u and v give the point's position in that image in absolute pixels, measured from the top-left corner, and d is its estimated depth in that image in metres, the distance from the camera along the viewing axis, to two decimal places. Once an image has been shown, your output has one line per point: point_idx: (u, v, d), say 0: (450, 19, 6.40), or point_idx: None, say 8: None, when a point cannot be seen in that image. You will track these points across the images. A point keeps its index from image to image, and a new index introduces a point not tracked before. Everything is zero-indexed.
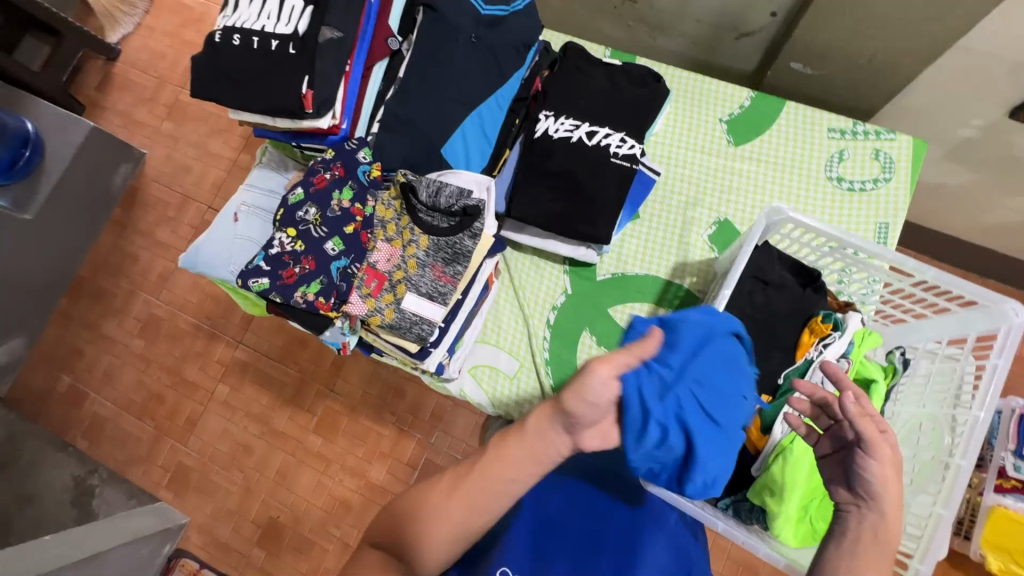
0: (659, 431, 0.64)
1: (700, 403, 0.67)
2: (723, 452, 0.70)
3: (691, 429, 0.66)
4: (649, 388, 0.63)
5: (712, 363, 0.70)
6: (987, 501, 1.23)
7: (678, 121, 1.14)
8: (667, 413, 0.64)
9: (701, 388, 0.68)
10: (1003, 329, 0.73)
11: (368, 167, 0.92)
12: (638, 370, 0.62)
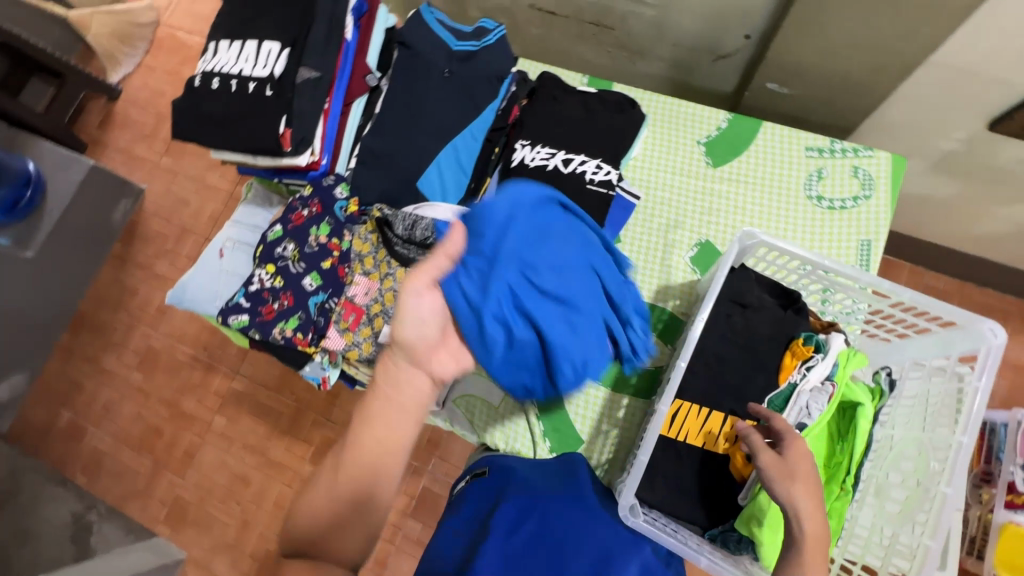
0: (500, 327, 0.66)
1: (533, 284, 0.68)
2: (579, 332, 0.70)
3: (532, 314, 0.67)
4: (468, 286, 0.65)
5: (531, 243, 0.69)
6: (1001, 518, 1.24)
7: (656, 144, 1.15)
8: (502, 306, 0.66)
9: (530, 269, 0.68)
10: (982, 350, 0.73)
11: (346, 202, 0.94)
12: (454, 272, 0.65)
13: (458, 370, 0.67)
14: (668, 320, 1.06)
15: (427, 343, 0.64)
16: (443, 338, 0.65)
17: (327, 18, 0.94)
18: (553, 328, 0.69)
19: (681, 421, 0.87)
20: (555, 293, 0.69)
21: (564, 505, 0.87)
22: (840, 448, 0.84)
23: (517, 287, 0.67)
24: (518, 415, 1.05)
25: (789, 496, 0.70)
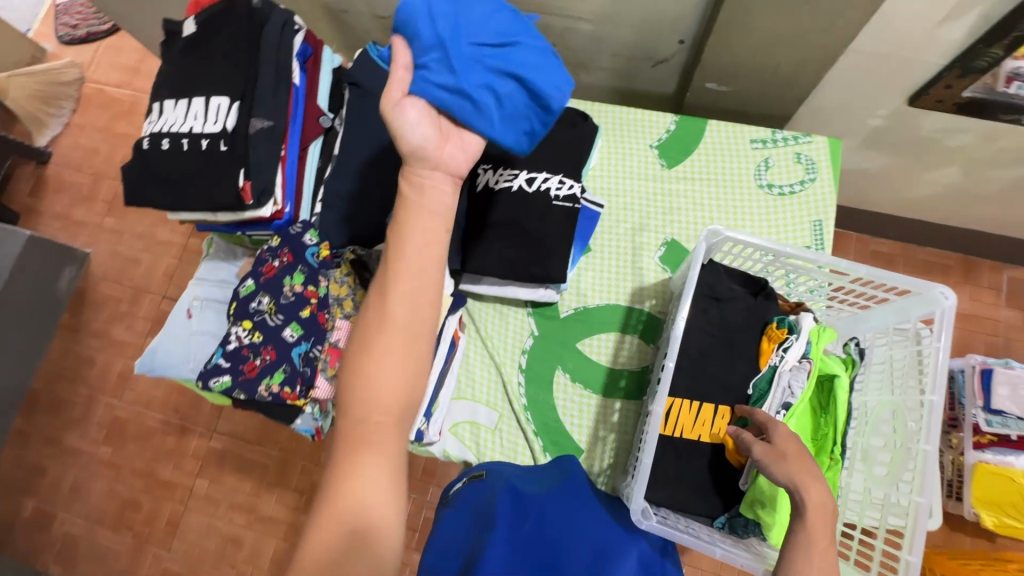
0: (485, 92, 0.70)
1: (485, 44, 0.71)
2: (543, 64, 0.72)
3: (499, 67, 0.70)
4: (434, 76, 0.69)
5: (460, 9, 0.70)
6: (972, 459, 1.36)
7: (612, 152, 1.19)
8: (474, 72, 0.70)
9: (472, 27, 0.71)
10: (938, 312, 0.78)
11: (317, 248, 0.93)
12: (419, 75, 0.69)
13: (471, 157, 0.72)
14: (647, 319, 1.09)
15: (430, 141, 0.69)
16: (441, 134, 0.70)
17: (274, 68, 0.94)
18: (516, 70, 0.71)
19: (675, 416, 0.90)
20: (495, 38, 0.71)
21: (561, 505, 0.86)
22: (823, 420, 0.88)
23: (470, 45, 0.70)
24: (515, 433, 1.07)
25: (785, 476, 0.73)
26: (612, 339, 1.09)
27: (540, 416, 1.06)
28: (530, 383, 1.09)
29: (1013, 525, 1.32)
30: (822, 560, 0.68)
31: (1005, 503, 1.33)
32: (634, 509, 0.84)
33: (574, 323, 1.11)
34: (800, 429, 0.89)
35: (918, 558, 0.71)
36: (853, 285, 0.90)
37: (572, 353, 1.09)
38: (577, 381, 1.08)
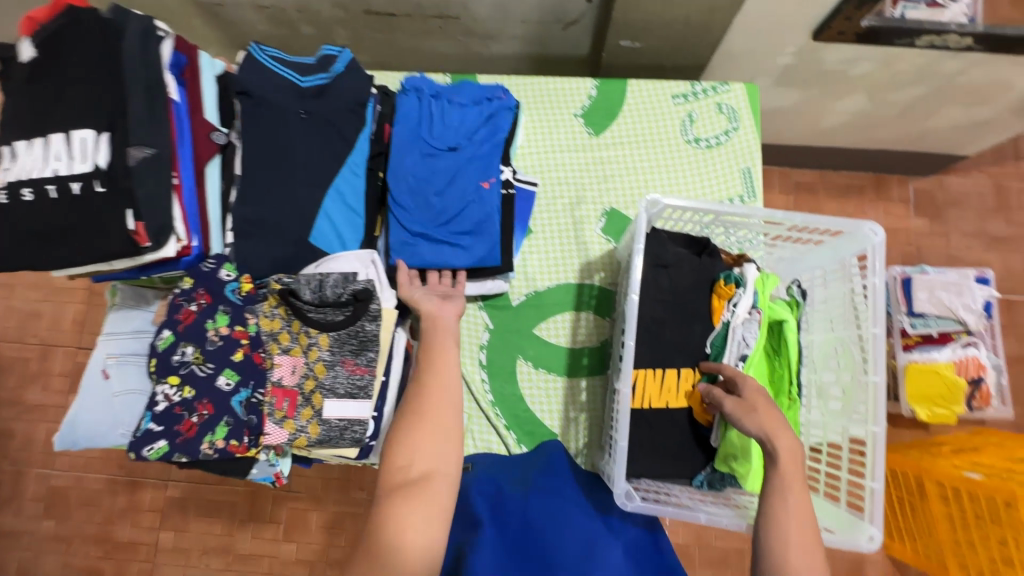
0: (456, 235, 0.95)
1: (438, 202, 0.94)
2: (480, 192, 0.96)
3: (455, 212, 0.94)
4: (423, 248, 0.94)
5: (408, 189, 0.94)
6: (903, 362, 1.47)
7: (537, 127, 1.14)
8: (443, 228, 0.94)
9: (423, 196, 0.94)
10: (870, 249, 0.83)
11: (237, 283, 0.83)
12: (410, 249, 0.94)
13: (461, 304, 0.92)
14: (599, 293, 1.08)
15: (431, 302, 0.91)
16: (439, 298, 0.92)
17: (144, 86, 0.81)
18: (471, 224, 0.95)
19: (641, 388, 0.90)
20: (445, 199, 0.94)
21: (548, 499, 0.85)
22: (777, 363, 0.92)
23: (431, 211, 0.94)
24: (486, 431, 1.04)
25: (755, 427, 0.75)
26: (568, 319, 1.07)
27: (509, 409, 1.04)
28: (494, 378, 1.06)
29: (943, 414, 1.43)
30: (798, 499, 0.71)
31: (934, 396, 1.43)
32: (618, 493, 0.83)
33: (527, 310, 1.08)
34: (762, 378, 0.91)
35: (880, 484, 0.76)
36: (790, 231, 0.92)
37: (530, 340, 1.07)
38: (540, 366, 1.06)
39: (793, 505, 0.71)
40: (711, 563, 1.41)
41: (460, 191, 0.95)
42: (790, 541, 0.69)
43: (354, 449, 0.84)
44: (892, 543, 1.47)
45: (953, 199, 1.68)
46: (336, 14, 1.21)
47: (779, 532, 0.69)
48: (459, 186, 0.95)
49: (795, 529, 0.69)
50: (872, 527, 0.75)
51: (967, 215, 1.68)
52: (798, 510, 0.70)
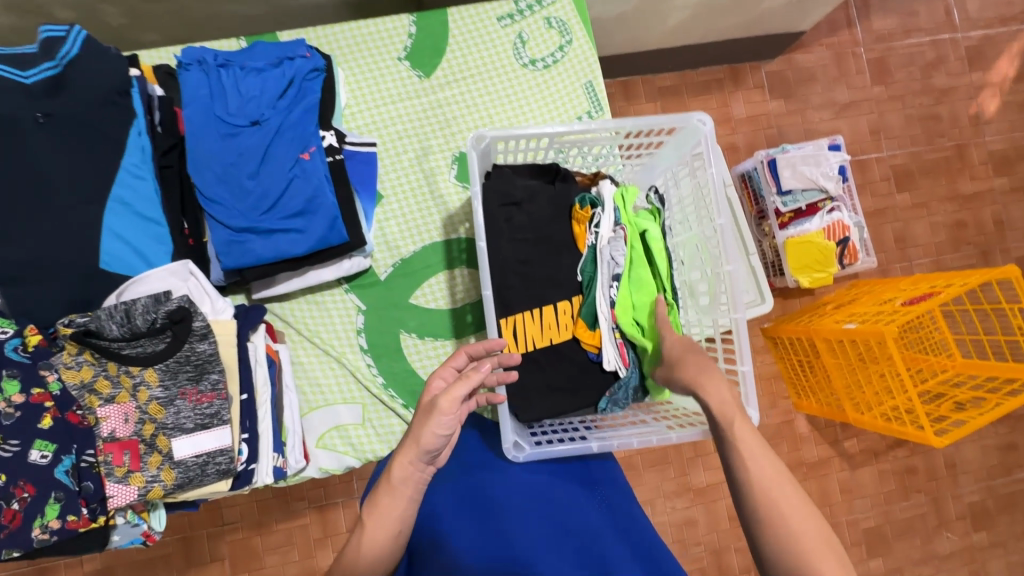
0: (287, 222, 0.84)
1: (255, 190, 0.83)
2: (302, 171, 0.85)
3: (278, 197, 0.84)
4: (253, 245, 0.83)
5: (214, 183, 0.82)
6: (781, 239, 1.55)
7: (360, 81, 1.02)
8: (267, 217, 0.83)
9: (234, 186, 0.82)
10: (703, 140, 0.83)
11: (19, 338, 0.69)
12: (238, 249, 0.83)
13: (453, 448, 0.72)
14: (469, 245, 1.03)
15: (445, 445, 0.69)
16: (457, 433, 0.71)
17: None
18: (300, 202, 0.84)
19: (522, 331, 0.86)
20: (261, 185, 0.83)
21: (459, 491, 0.79)
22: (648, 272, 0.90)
23: (249, 200, 0.83)
24: (385, 414, 0.99)
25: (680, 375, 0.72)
26: (443, 280, 1.02)
27: (404, 386, 0.99)
28: (380, 360, 0.99)
29: (823, 277, 1.52)
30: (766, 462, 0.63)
31: (812, 263, 1.52)
32: (506, 447, 0.81)
33: (398, 280, 1.01)
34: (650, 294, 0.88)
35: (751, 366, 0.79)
36: (633, 138, 0.90)
37: (409, 311, 1.00)
38: (426, 335, 1.00)
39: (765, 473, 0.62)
40: (654, 467, 1.48)
41: (279, 172, 0.84)
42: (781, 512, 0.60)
43: (226, 481, 0.75)
44: (799, 400, 1.61)
45: (802, 75, 1.75)
46: None
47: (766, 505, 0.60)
48: (274, 163, 0.84)
49: (781, 501, 0.60)
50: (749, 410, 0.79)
51: (816, 89, 1.76)
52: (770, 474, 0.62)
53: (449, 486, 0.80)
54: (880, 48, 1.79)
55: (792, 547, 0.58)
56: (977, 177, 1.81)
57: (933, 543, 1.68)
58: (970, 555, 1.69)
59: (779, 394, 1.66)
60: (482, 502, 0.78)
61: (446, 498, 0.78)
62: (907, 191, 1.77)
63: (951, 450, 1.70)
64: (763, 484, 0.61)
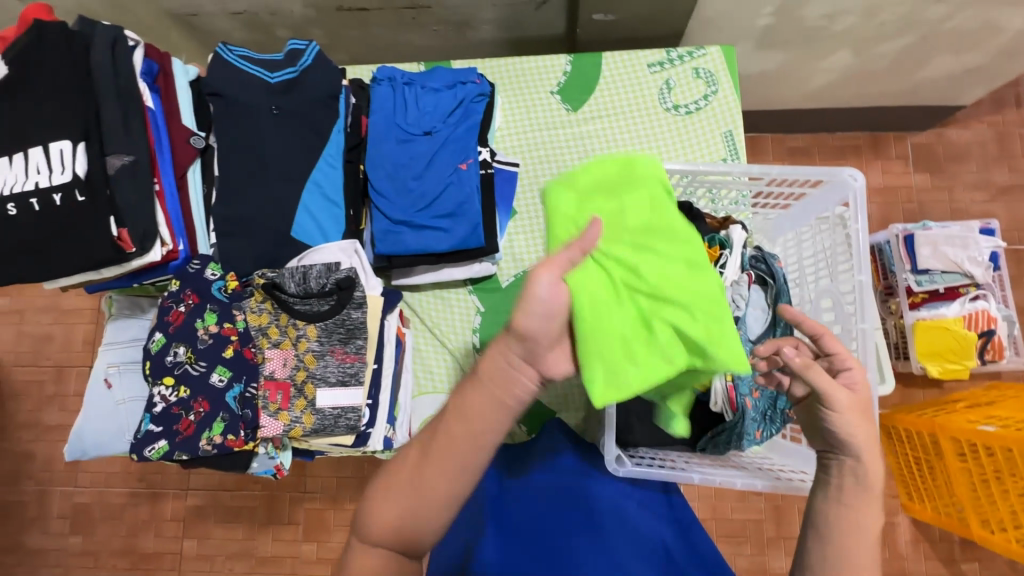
0: (440, 220, 0.95)
1: (418, 189, 0.95)
2: (459, 178, 0.96)
3: (436, 197, 0.95)
4: (407, 236, 0.95)
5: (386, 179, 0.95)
6: (910, 320, 1.43)
7: (514, 108, 1.14)
8: (425, 213, 0.95)
9: (401, 184, 0.95)
10: (852, 196, 0.83)
11: (223, 281, 0.86)
12: (396, 238, 0.95)
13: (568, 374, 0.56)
14: None
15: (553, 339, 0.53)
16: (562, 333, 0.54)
17: (115, 93, 0.82)
18: (452, 205, 0.95)
19: None
20: (424, 185, 0.95)
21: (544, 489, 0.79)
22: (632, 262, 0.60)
23: (412, 197, 0.94)
24: None
25: (848, 436, 0.61)
26: None
27: None
28: None
29: (956, 368, 1.38)
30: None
31: (945, 352, 1.39)
32: (608, 459, 0.82)
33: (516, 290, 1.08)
34: (598, 252, 0.58)
35: None
36: (772, 187, 0.92)
37: None
38: None
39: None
40: (730, 537, 1.39)
41: (440, 175, 0.95)
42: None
43: (350, 436, 0.85)
44: (909, 501, 1.44)
45: (954, 151, 1.64)
46: (309, 15, 1.19)
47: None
48: (436, 169, 0.95)
49: None
50: None
51: (969, 168, 1.63)
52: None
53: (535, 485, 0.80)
54: None
55: None
56: None
57: None
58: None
59: (886, 490, 1.50)
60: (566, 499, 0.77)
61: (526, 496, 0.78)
62: None
63: None
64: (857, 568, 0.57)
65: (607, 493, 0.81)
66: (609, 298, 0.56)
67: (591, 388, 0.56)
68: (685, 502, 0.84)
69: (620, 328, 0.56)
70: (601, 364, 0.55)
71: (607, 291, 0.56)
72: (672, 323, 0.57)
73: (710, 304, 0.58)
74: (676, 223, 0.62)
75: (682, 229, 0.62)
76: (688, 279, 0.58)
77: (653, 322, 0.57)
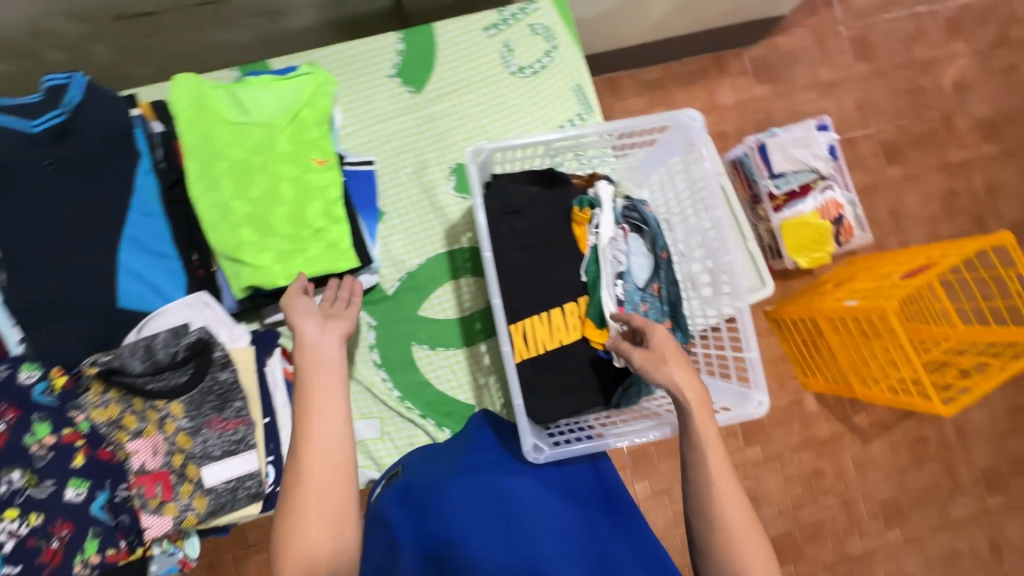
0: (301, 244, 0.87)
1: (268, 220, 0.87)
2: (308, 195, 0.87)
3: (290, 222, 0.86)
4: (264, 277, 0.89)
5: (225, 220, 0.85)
6: (777, 222, 1.49)
7: (354, 101, 1.04)
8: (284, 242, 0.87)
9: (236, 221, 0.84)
10: (696, 136, 0.88)
11: (46, 381, 0.73)
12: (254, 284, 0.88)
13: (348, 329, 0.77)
14: (472, 255, 1.05)
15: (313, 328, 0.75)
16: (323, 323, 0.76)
17: None
18: (309, 224, 0.87)
19: (532, 335, 0.88)
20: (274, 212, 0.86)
21: (473, 480, 0.73)
22: (278, 185, 0.86)
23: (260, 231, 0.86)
24: (405, 425, 1.01)
25: (667, 380, 0.71)
26: (449, 290, 1.04)
27: (420, 397, 1.01)
28: (394, 373, 1.01)
29: (821, 256, 1.48)
30: (741, 515, 0.67)
31: (808, 243, 1.48)
32: (526, 450, 0.80)
33: (405, 293, 1.03)
34: (257, 222, 0.85)
35: (756, 352, 0.83)
36: (626, 139, 0.94)
37: (419, 322, 1.02)
38: (438, 345, 1.02)
39: (737, 524, 0.66)
40: (672, 455, 1.33)
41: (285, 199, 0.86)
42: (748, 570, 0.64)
43: (256, 504, 0.77)
44: (807, 379, 1.49)
45: (785, 58, 1.65)
46: (84, 30, 0.99)
47: (735, 557, 0.65)
48: (281, 189, 0.86)
49: (730, 513, 0.67)
50: (757, 394, 0.82)
51: (800, 71, 1.65)
52: (745, 527, 0.66)
53: (469, 478, 0.73)
54: (859, 27, 1.66)
55: (725, 535, 0.66)
56: (965, 145, 1.65)
57: (997, 539, 1.50)
58: (998, 540, 1.50)
59: None
60: (498, 497, 0.70)
61: (456, 492, 0.70)
62: (899, 165, 1.63)
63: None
64: (720, 487, 0.68)
65: (532, 480, 0.76)
66: (297, 228, 0.87)
67: (335, 268, 0.88)
68: (610, 465, 0.83)
69: (313, 244, 0.87)
70: (323, 262, 0.87)
71: (290, 237, 0.86)
72: (319, 208, 0.88)
73: (305, 143, 0.89)
74: (216, 136, 0.85)
75: (228, 142, 0.86)
76: (308, 177, 0.88)
77: (315, 217, 0.87)
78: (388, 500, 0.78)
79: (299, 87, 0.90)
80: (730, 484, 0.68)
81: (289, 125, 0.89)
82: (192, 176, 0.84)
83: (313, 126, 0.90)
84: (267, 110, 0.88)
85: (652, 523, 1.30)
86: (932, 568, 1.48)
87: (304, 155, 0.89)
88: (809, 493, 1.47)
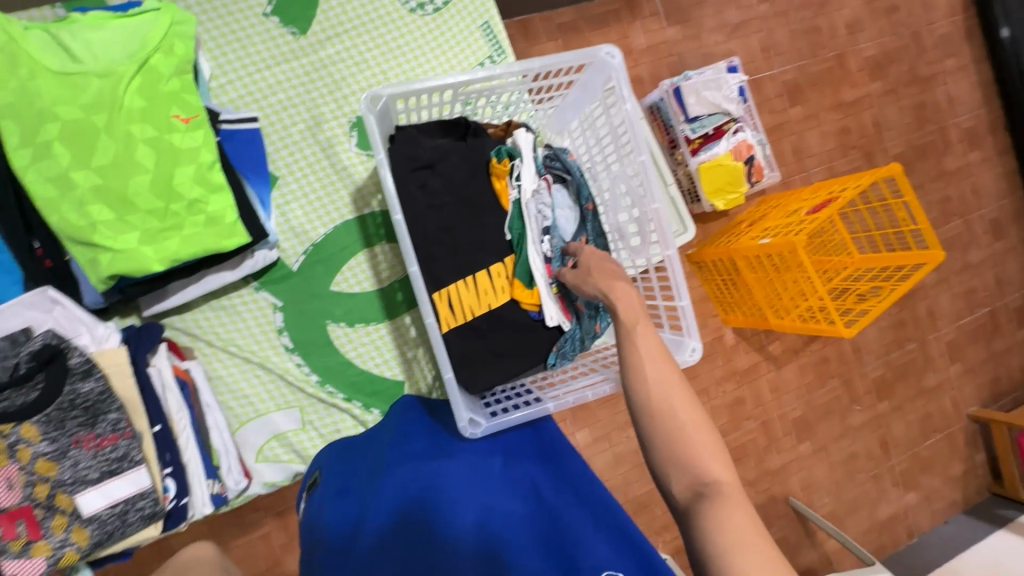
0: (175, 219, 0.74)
1: None
2: (175, 159, 0.73)
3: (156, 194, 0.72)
4: None
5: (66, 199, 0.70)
6: (694, 165, 1.46)
7: (223, 45, 0.88)
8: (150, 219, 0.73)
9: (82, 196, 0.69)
10: (614, 75, 0.83)
11: None
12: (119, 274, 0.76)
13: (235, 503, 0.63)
14: (385, 220, 0.95)
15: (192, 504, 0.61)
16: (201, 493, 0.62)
17: None
18: (180, 194, 0.73)
19: (458, 301, 0.81)
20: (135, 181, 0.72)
21: (414, 466, 0.68)
22: (134, 151, 0.71)
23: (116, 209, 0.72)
24: (328, 411, 0.92)
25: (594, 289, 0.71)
26: (364, 260, 0.94)
27: (342, 379, 0.93)
28: (310, 356, 0.92)
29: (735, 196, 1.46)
30: (682, 397, 0.61)
31: (725, 185, 1.45)
32: (462, 425, 0.76)
33: (313, 267, 0.92)
34: (113, 197, 0.70)
35: (687, 298, 0.82)
36: (541, 81, 0.87)
37: (332, 299, 0.92)
38: (357, 321, 0.93)
39: (679, 406, 0.60)
40: (609, 403, 1.33)
41: (148, 164, 0.72)
42: (698, 451, 0.57)
43: (154, 524, 0.71)
44: (728, 315, 1.54)
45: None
46: None
47: (682, 443, 0.58)
48: (140, 153, 0.72)
49: (678, 403, 0.60)
50: (692, 341, 0.83)
51: (707, 12, 1.59)
52: (688, 409, 0.60)
53: (403, 466, 0.69)
54: None
55: (675, 426, 0.59)
56: (857, 84, 1.72)
57: (887, 441, 1.69)
58: (886, 440, 1.69)
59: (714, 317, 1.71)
60: (432, 477, 0.66)
61: (393, 484, 0.66)
62: (800, 105, 1.68)
63: (905, 352, 1.70)
64: (657, 373, 0.62)
65: (465, 458, 0.71)
66: (166, 203, 0.73)
67: (219, 248, 0.75)
68: (554, 425, 0.80)
69: (188, 221, 0.74)
70: (203, 239, 0.74)
71: (157, 214, 0.72)
72: (190, 176, 0.74)
73: (160, 95, 0.74)
74: (37, 90, 0.68)
75: (55, 99, 0.68)
76: (172, 140, 0.74)
77: (186, 188, 0.74)
78: (318, 508, 0.72)
79: (145, 29, 0.74)
80: (669, 370, 0.63)
81: (137, 74, 0.72)
82: (13, 146, 0.67)
83: (170, 75, 0.75)
84: (104, 58, 0.72)
85: (593, 466, 1.32)
86: (836, 471, 1.64)
87: (162, 111, 0.74)
88: (732, 422, 1.57)
